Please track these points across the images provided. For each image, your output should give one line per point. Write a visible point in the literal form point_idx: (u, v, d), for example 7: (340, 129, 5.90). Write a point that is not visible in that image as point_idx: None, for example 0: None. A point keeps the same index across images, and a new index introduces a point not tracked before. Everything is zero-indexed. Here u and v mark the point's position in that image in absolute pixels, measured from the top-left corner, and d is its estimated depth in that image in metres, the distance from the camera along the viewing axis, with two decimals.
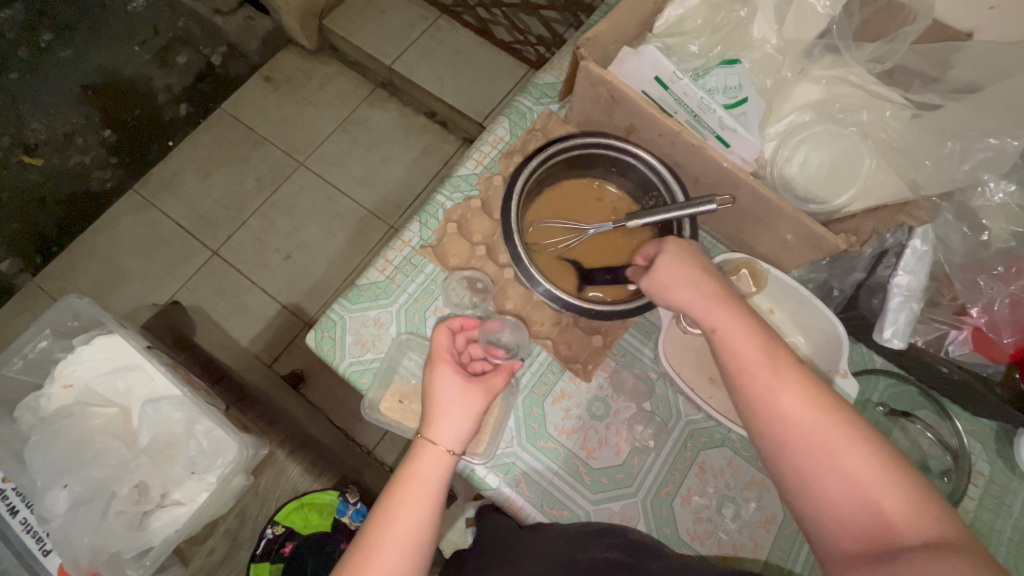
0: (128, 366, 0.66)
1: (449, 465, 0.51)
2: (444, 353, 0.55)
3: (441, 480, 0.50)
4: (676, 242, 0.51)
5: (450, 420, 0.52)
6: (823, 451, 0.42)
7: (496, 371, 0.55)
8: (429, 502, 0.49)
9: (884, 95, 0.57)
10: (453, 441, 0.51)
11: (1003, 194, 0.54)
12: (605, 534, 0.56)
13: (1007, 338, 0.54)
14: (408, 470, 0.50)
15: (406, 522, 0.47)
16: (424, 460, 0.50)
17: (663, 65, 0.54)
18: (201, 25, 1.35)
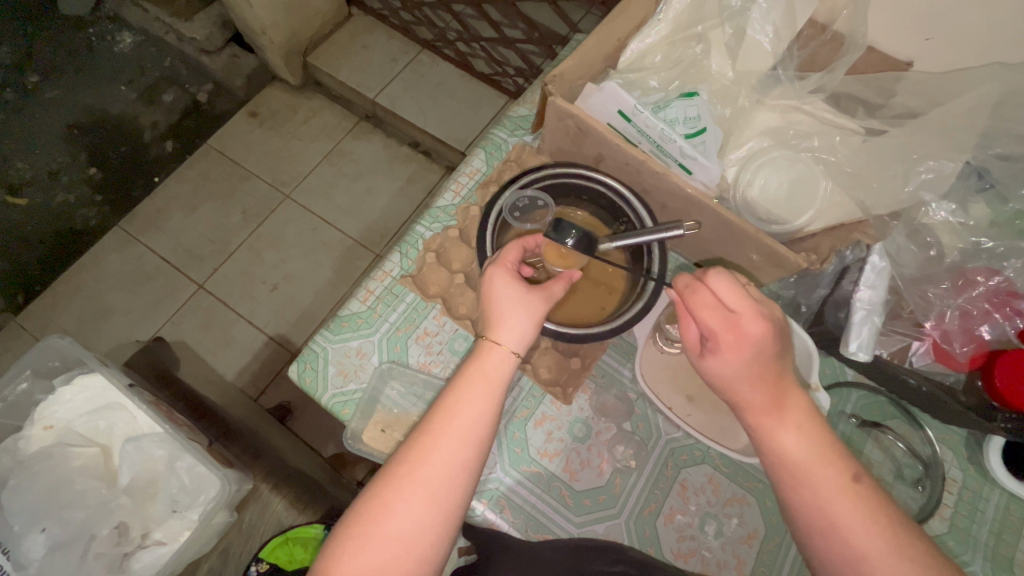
0: (110, 405, 0.67)
1: (512, 366, 0.51)
2: (509, 263, 0.54)
3: (501, 385, 0.50)
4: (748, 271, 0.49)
5: (515, 321, 0.51)
6: (835, 501, 0.42)
7: (559, 280, 0.56)
8: (481, 422, 0.47)
9: (833, 122, 0.61)
10: (516, 344, 0.51)
11: (944, 213, 0.57)
12: (606, 550, 0.58)
13: (961, 347, 0.56)
14: (461, 387, 0.49)
15: (456, 447, 0.46)
16: (487, 362, 0.50)
17: (624, 99, 0.57)
18: (189, 66, 1.53)
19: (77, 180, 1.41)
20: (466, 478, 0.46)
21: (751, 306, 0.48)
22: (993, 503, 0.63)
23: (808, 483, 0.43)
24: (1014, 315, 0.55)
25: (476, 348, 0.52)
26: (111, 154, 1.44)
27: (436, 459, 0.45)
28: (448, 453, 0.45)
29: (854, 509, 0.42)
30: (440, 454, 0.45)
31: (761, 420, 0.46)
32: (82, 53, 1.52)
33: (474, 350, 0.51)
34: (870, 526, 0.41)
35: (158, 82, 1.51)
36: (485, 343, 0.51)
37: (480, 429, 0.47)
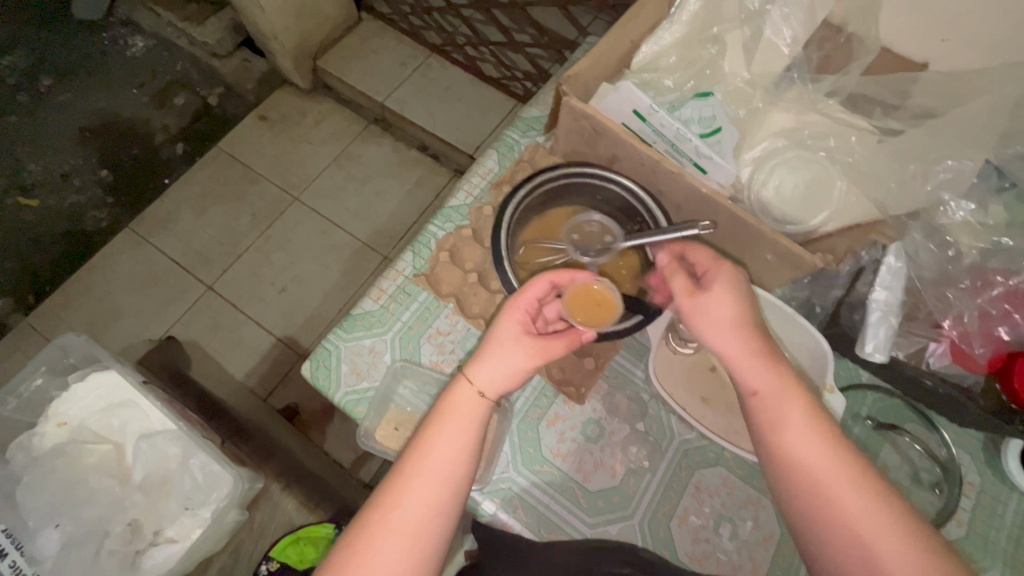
0: (123, 403, 0.67)
1: (484, 411, 0.50)
2: (529, 300, 0.54)
3: (474, 430, 0.49)
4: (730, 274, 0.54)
5: (495, 367, 0.50)
6: (849, 499, 0.43)
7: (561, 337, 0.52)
8: (457, 461, 0.47)
9: (849, 122, 0.61)
10: (496, 391, 0.50)
11: (963, 213, 0.57)
12: (614, 551, 0.58)
13: (978, 347, 0.56)
14: (433, 429, 0.49)
15: (430, 487, 0.46)
16: (460, 402, 0.49)
17: (640, 99, 0.57)
18: (200, 69, 1.55)
19: (89, 182, 1.43)
20: (443, 518, 0.45)
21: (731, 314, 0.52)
22: (1012, 508, 0.62)
23: (823, 486, 0.44)
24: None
25: (451, 389, 0.51)
26: (122, 157, 1.46)
27: (411, 500, 0.45)
28: (426, 492, 0.45)
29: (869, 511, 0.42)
30: (415, 496, 0.45)
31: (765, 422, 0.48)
32: (96, 57, 1.53)
33: (447, 389, 0.51)
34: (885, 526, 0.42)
35: (170, 86, 1.52)
36: (460, 385, 0.50)
37: (456, 469, 0.47)
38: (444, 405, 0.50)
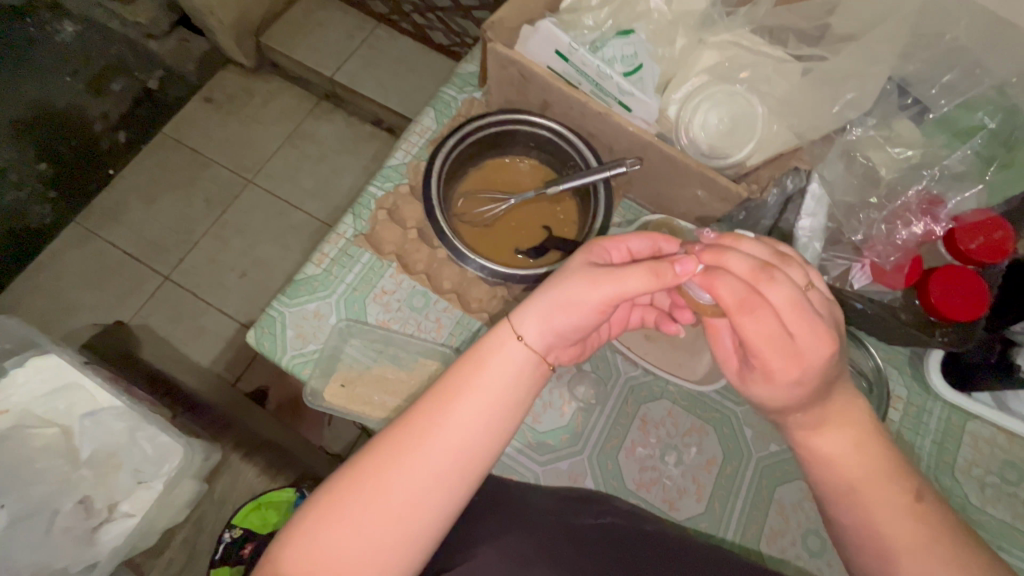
0: (68, 386, 0.65)
1: (521, 376, 0.42)
2: (622, 248, 0.47)
3: (504, 401, 0.41)
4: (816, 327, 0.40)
5: (544, 312, 0.42)
6: (877, 503, 0.40)
7: (643, 267, 0.41)
8: (477, 429, 0.40)
9: (766, 52, 0.61)
10: (546, 346, 0.43)
11: (865, 129, 0.60)
12: (596, 504, 0.57)
13: (893, 259, 0.59)
14: (452, 384, 0.41)
15: (440, 453, 0.39)
16: (499, 359, 0.42)
17: (559, 38, 0.57)
18: (136, 52, 1.41)
19: (28, 177, 1.31)
20: (447, 491, 0.39)
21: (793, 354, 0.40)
22: (936, 415, 0.66)
23: (854, 491, 0.41)
24: (932, 222, 0.59)
25: (490, 334, 0.43)
26: (57, 147, 1.33)
27: (411, 462, 0.39)
28: (437, 455, 0.39)
29: (892, 510, 0.39)
30: (418, 457, 0.39)
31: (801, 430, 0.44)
32: (5, 36, 1.33)
33: (484, 334, 0.44)
34: (907, 528, 0.39)
35: (104, 69, 1.38)
36: (503, 331, 0.43)
37: (475, 439, 0.40)
38: (475, 355, 0.43)
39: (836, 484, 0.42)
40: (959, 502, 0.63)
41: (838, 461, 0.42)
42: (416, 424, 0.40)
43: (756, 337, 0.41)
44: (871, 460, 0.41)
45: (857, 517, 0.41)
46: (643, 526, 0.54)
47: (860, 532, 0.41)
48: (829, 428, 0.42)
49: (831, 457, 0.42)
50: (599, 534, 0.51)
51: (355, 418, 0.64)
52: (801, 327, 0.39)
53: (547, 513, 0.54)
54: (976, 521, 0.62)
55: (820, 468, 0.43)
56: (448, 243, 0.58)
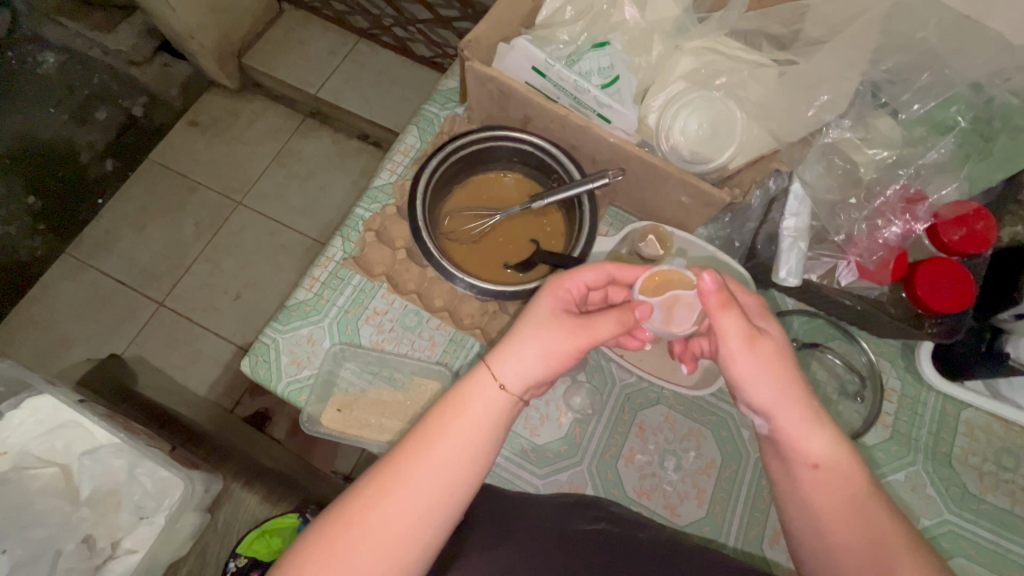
0: (64, 424, 0.65)
1: (502, 415, 0.43)
2: (578, 284, 0.50)
3: (486, 440, 0.42)
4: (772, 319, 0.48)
5: (521, 353, 0.44)
6: (859, 512, 0.41)
7: (611, 315, 0.48)
8: (460, 470, 0.40)
9: (743, 58, 0.62)
10: (522, 387, 0.44)
11: (844, 130, 0.60)
12: (590, 509, 0.57)
13: (878, 257, 0.60)
14: (434, 426, 0.41)
15: (424, 491, 0.39)
16: (480, 399, 0.43)
17: (535, 55, 0.58)
18: (118, 79, 1.43)
19: (18, 212, 1.33)
20: (430, 531, 0.39)
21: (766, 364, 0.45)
22: (931, 405, 0.66)
23: (836, 503, 0.42)
24: (912, 219, 0.60)
25: (469, 377, 0.44)
26: (49, 180, 1.36)
27: (396, 505, 0.38)
28: (420, 495, 0.39)
29: (862, 524, 0.41)
30: (403, 500, 0.39)
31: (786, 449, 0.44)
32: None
33: (462, 376, 0.44)
34: (878, 545, 0.40)
35: (89, 99, 1.41)
36: (482, 375, 0.44)
37: (458, 476, 0.40)
38: (455, 396, 0.43)
39: (815, 496, 0.43)
40: (957, 492, 0.63)
41: (814, 470, 0.43)
42: (399, 464, 0.40)
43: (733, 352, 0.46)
44: (850, 475, 0.42)
45: (829, 529, 0.42)
46: (636, 532, 0.53)
47: (829, 545, 0.42)
48: (802, 432, 0.44)
49: (810, 475, 0.43)
50: (589, 542, 0.51)
51: (354, 442, 0.64)
52: (763, 344, 0.46)
53: (540, 522, 0.54)
54: (975, 510, 0.63)
55: (800, 479, 0.44)
56: (435, 263, 0.59)
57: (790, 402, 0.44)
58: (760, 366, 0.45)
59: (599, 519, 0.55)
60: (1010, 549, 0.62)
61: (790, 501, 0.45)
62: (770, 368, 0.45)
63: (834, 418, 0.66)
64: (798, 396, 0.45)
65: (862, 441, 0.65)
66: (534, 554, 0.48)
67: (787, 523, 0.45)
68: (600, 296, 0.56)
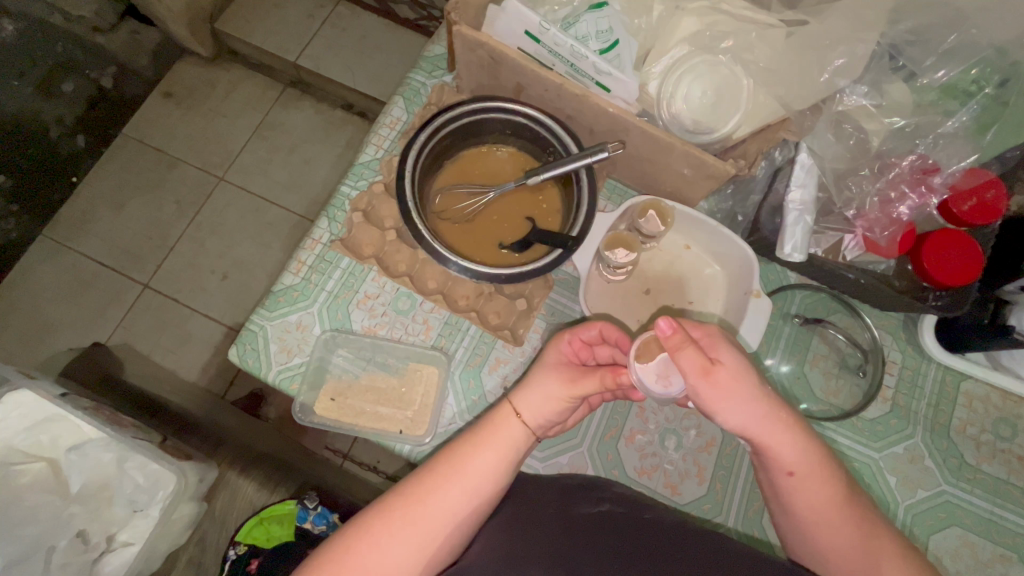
0: (48, 419, 0.63)
1: (523, 441, 0.48)
2: (576, 340, 0.54)
3: (510, 462, 0.47)
4: (737, 363, 0.45)
5: (537, 390, 0.49)
6: (854, 543, 0.44)
7: (598, 372, 0.49)
8: (487, 487, 0.46)
9: (752, 18, 0.57)
10: (538, 422, 0.49)
11: (859, 96, 0.56)
12: (594, 490, 0.56)
13: (883, 234, 0.59)
14: (468, 445, 0.47)
15: (455, 498, 0.44)
16: (504, 426, 0.48)
17: (528, 18, 0.53)
18: (84, 48, 1.26)
19: None
20: (454, 531, 0.44)
21: (765, 415, 0.44)
22: (931, 378, 0.66)
23: (832, 535, 0.45)
24: (927, 192, 0.59)
25: (493, 410, 0.50)
26: (17, 159, 1.21)
27: (435, 507, 0.44)
28: (450, 501, 0.44)
29: (842, 524, 0.44)
30: (441, 502, 0.44)
31: (781, 488, 0.46)
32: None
33: (490, 409, 0.49)
34: (856, 541, 0.44)
35: (54, 69, 1.22)
36: (503, 408, 0.49)
37: (482, 488, 0.46)
38: (486, 421, 0.49)
39: (801, 505, 0.45)
40: (955, 462, 0.63)
41: (792, 483, 0.45)
42: (435, 473, 0.45)
43: (725, 409, 0.44)
44: (823, 480, 0.45)
45: (815, 532, 0.45)
46: (642, 513, 0.53)
47: (818, 545, 0.46)
48: (780, 448, 0.45)
49: (807, 510, 0.45)
50: (595, 524, 0.50)
51: (349, 430, 0.63)
52: (762, 395, 0.45)
53: (543, 506, 0.53)
54: (971, 480, 0.63)
55: (783, 490, 0.46)
56: (428, 248, 0.56)
57: (794, 447, 0.45)
58: (723, 398, 0.44)
59: (604, 501, 0.54)
60: (1004, 516, 0.62)
61: (778, 508, 0.48)
62: (736, 399, 0.44)
63: (834, 392, 0.66)
64: (768, 414, 0.44)
65: (863, 416, 0.64)
66: (537, 535, 0.48)
67: (780, 526, 0.49)
68: (606, 355, 0.54)
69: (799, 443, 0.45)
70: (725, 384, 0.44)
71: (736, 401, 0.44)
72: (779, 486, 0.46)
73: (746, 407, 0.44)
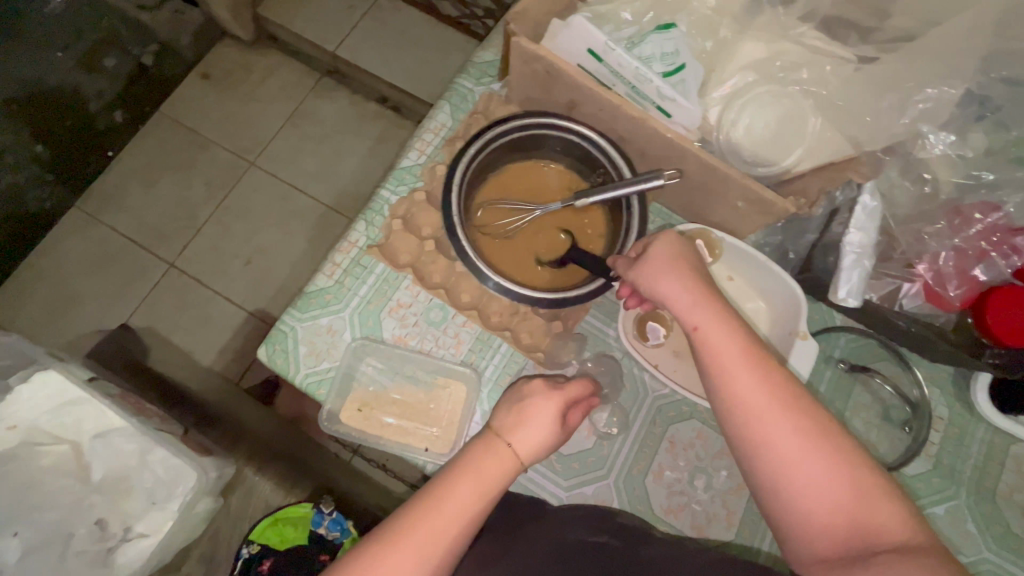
0: (73, 402, 0.63)
1: (516, 469, 0.49)
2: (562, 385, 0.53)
3: (500, 480, 0.48)
4: (678, 241, 0.51)
5: (534, 430, 0.51)
6: (797, 436, 0.42)
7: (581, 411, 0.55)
8: (479, 502, 0.46)
9: (825, 50, 0.55)
10: (527, 455, 0.50)
11: (942, 146, 0.53)
12: (596, 519, 0.55)
13: (953, 290, 0.56)
14: (471, 468, 0.47)
15: (455, 515, 0.45)
16: (492, 455, 0.49)
17: (595, 36, 0.51)
18: (127, 24, 1.23)
19: (24, 160, 1.18)
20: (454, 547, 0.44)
21: (698, 296, 0.48)
22: (978, 438, 0.63)
23: (770, 428, 0.43)
24: (1009, 252, 0.55)
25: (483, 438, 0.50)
26: (57, 129, 1.21)
27: (433, 526, 0.44)
28: (448, 512, 0.45)
29: (784, 418, 0.42)
30: (441, 518, 0.44)
31: (722, 376, 0.45)
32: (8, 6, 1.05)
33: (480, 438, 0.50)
34: (802, 435, 0.42)
35: (96, 43, 1.20)
36: (495, 437, 0.50)
37: (474, 502, 0.46)
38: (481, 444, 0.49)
39: (740, 394, 0.44)
40: (997, 529, 0.61)
41: (731, 386, 0.44)
42: (429, 490, 0.46)
43: (666, 290, 0.49)
44: (768, 387, 0.44)
45: (770, 450, 0.42)
46: (639, 549, 0.50)
47: (759, 444, 0.43)
48: (713, 332, 0.46)
49: (743, 399, 0.44)
50: (588, 556, 0.49)
51: (372, 441, 0.61)
52: (695, 278, 0.49)
53: (545, 531, 0.53)
54: (1014, 549, 0.60)
55: (720, 382, 0.45)
56: (469, 263, 0.54)
57: (725, 331, 0.46)
58: (657, 274, 0.50)
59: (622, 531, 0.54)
60: None
61: (733, 434, 0.45)
62: (671, 274, 0.49)
63: (874, 445, 0.63)
64: (701, 296, 0.48)
65: (903, 472, 0.61)
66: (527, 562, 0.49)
67: (738, 460, 0.45)
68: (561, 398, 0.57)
69: (733, 326, 0.47)
70: (656, 257, 0.50)
71: (668, 276, 0.49)
72: (714, 376, 0.46)
73: (680, 283, 0.49)
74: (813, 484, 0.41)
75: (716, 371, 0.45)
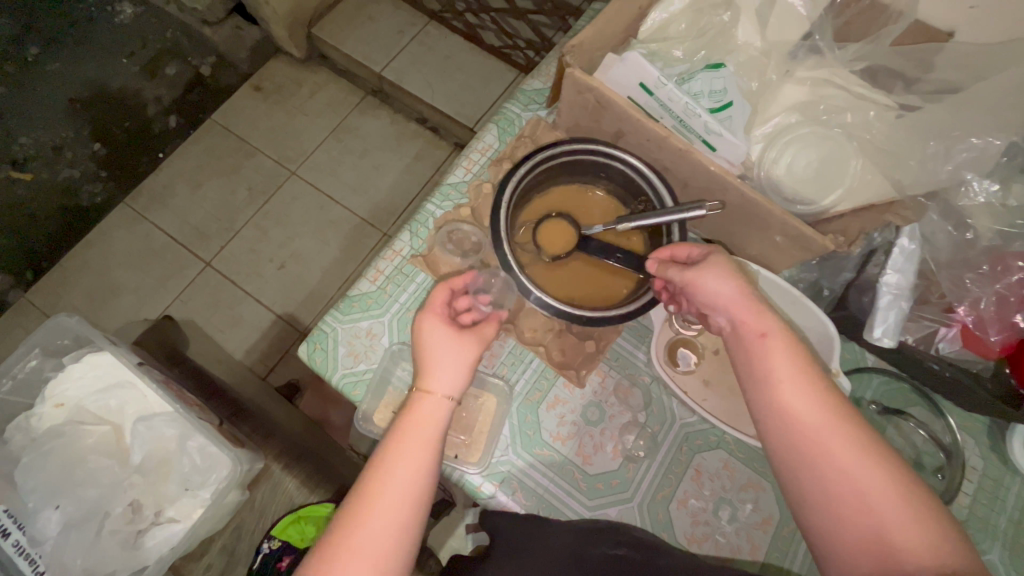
0: (119, 383, 0.69)
1: (447, 410, 0.49)
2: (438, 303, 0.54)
3: (434, 436, 0.47)
4: (722, 253, 0.52)
5: (445, 366, 0.51)
6: (843, 452, 0.41)
7: (488, 319, 0.55)
8: (424, 474, 0.45)
9: (867, 97, 0.58)
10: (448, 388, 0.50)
11: (986, 194, 0.55)
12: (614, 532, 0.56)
13: (993, 336, 0.55)
14: (405, 444, 0.46)
15: (396, 497, 0.44)
16: (420, 412, 0.48)
17: (647, 71, 0.54)
18: (191, 37, 1.41)
19: (83, 156, 1.32)
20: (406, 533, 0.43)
21: (749, 306, 0.48)
22: (1014, 491, 0.61)
23: (820, 443, 0.42)
24: None
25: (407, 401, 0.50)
26: (114, 129, 1.35)
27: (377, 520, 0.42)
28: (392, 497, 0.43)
29: (833, 432, 0.42)
30: (383, 507, 0.43)
31: (770, 384, 0.45)
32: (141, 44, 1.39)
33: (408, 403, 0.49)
34: (849, 451, 0.41)
35: (160, 54, 1.39)
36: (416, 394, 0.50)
37: (419, 474, 0.45)
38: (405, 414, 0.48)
39: (787, 403, 0.44)
40: None
41: (777, 394, 0.45)
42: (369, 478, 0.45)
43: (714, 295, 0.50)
44: (820, 401, 0.44)
45: (814, 462, 0.42)
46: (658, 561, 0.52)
47: (800, 452, 0.43)
48: (769, 345, 0.46)
49: (792, 410, 0.44)
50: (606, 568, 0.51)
51: None
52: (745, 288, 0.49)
53: (563, 543, 0.54)
54: None
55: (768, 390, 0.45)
56: (512, 277, 0.56)
57: (780, 344, 0.46)
58: (704, 280, 0.51)
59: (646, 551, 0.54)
60: None
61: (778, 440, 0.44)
62: (716, 278, 0.50)
63: None
64: (753, 306, 0.48)
65: None
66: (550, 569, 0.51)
67: (781, 466, 0.45)
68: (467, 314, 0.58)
69: (789, 340, 0.46)
70: (697, 266, 0.52)
71: (712, 281, 0.50)
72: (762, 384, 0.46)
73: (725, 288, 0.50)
74: (856, 503, 0.40)
75: (763, 379, 0.46)
